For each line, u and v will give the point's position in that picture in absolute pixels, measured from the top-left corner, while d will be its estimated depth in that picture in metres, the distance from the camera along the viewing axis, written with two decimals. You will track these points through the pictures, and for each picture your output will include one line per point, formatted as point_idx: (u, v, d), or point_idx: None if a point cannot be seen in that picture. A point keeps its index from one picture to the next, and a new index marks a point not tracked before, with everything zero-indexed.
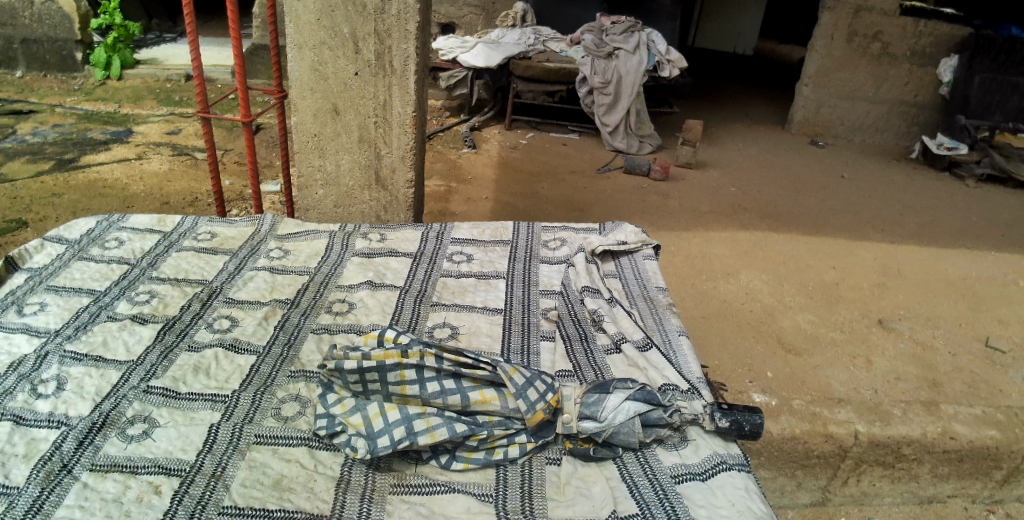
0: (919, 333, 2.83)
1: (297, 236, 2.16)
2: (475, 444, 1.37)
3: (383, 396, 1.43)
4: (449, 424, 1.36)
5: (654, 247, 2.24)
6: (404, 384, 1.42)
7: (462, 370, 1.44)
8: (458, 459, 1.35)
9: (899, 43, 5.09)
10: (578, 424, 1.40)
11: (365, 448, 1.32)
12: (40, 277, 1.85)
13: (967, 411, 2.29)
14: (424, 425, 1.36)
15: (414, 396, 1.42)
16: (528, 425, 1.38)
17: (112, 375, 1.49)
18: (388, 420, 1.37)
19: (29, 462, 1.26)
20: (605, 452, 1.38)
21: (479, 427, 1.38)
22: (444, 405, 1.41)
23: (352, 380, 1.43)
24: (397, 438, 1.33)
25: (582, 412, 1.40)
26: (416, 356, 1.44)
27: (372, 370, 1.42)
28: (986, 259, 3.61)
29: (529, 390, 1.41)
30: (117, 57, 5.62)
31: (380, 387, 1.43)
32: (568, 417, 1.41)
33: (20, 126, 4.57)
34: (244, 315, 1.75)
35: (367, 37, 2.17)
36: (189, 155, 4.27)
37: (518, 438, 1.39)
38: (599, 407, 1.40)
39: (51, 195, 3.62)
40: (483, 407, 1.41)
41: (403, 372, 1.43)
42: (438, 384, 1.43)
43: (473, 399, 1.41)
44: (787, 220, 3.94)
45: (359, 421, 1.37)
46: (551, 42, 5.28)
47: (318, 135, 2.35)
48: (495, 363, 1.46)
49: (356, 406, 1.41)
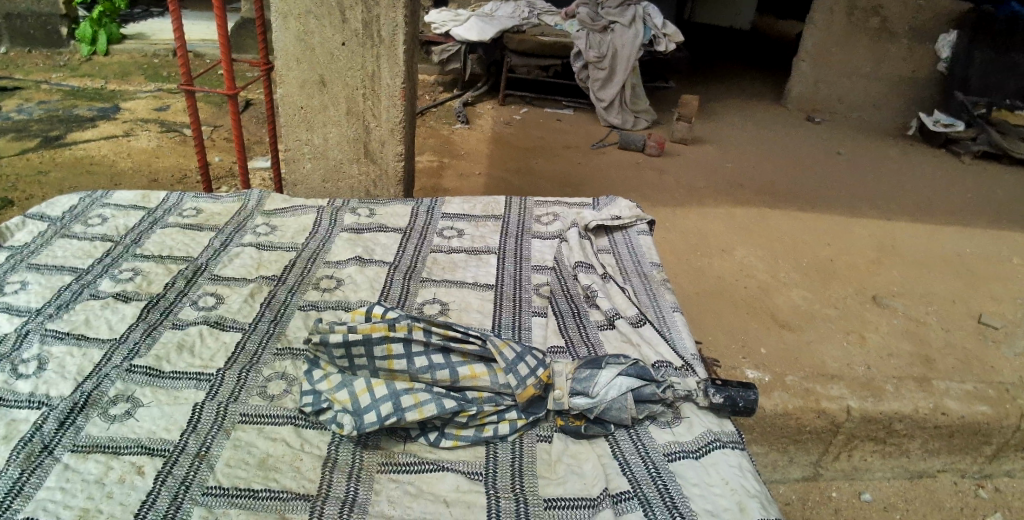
0: (913, 309, 2.82)
1: (284, 212, 2.11)
2: (465, 419, 1.34)
3: (370, 371, 1.40)
4: (437, 400, 1.33)
5: (649, 222, 2.20)
6: (391, 359, 1.40)
7: (451, 344, 1.42)
8: (447, 437, 1.33)
9: (896, 16, 5.01)
10: (570, 400, 1.37)
11: (351, 424, 1.29)
12: (21, 255, 1.80)
13: (959, 387, 2.28)
14: (412, 401, 1.33)
15: (401, 371, 1.39)
16: (519, 400, 1.35)
17: (94, 354, 1.46)
18: (375, 396, 1.34)
19: (8, 444, 1.23)
20: (597, 429, 1.36)
21: (468, 402, 1.35)
22: (433, 381, 1.39)
23: (337, 355, 1.40)
24: (384, 414, 1.30)
25: (574, 388, 1.38)
26: (403, 330, 1.41)
27: (359, 344, 1.39)
28: (981, 235, 3.59)
29: (519, 366, 1.38)
30: (103, 32, 5.49)
31: (367, 362, 1.40)
32: (560, 392, 1.38)
33: (4, 103, 4.47)
34: (229, 292, 1.71)
35: (354, 6, 2.10)
36: (178, 131, 4.19)
37: (508, 414, 1.36)
38: (591, 383, 1.37)
39: (36, 173, 3.55)
40: (472, 383, 1.39)
41: (390, 346, 1.40)
42: (426, 359, 1.40)
43: (462, 374, 1.39)
44: (781, 196, 3.90)
45: (345, 397, 1.34)
46: (545, 16, 5.17)
47: (305, 108, 2.30)
48: (484, 337, 1.44)
49: (342, 382, 1.38)
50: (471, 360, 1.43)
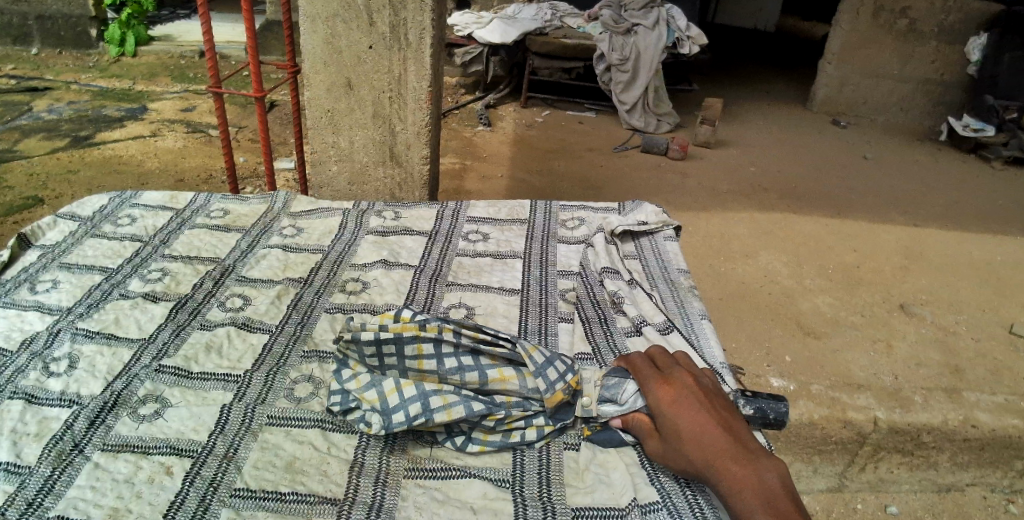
0: (942, 318, 2.76)
1: (310, 214, 2.12)
2: (492, 423, 1.33)
3: (399, 371, 1.40)
4: (466, 403, 1.32)
5: (675, 228, 2.17)
6: (421, 359, 1.39)
7: (481, 346, 1.42)
8: (474, 442, 1.31)
9: (926, 19, 4.91)
10: (598, 407, 1.36)
11: (379, 424, 1.29)
12: (52, 255, 1.83)
13: (989, 399, 2.25)
14: (441, 402, 1.32)
15: (431, 372, 1.39)
16: (548, 405, 1.34)
17: (124, 354, 1.47)
18: (404, 396, 1.33)
19: (40, 441, 1.24)
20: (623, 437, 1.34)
21: (496, 406, 1.34)
22: (462, 383, 1.38)
23: (367, 353, 1.40)
24: (412, 415, 1.29)
25: (602, 396, 1.37)
26: (434, 330, 1.41)
27: (390, 342, 1.39)
28: (1011, 243, 3.50)
29: (548, 370, 1.37)
30: (131, 34, 5.58)
31: (396, 362, 1.40)
32: (587, 400, 1.37)
33: (35, 103, 4.56)
34: (256, 294, 1.72)
35: (381, 8, 2.10)
36: (204, 132, 4.25)
37: (536, 421, 1.35)
38: (619, 390, 1.36)
39: (66, 172, 3.62)
40: (501, 386, 1.38)
41: (420, 345, 1.40)
42: (456, 360, 1.40)
43: (491, 377, 1.38)
44: (807, 200, 3.85)
45: (373, 397, 1.33)
46: (568, 18, 5.19)
47: (332, 111, 2.31)
48: (514, 341, 1.43)
49: (371, 381, 1.37)
50: (501, 363, 1.43)
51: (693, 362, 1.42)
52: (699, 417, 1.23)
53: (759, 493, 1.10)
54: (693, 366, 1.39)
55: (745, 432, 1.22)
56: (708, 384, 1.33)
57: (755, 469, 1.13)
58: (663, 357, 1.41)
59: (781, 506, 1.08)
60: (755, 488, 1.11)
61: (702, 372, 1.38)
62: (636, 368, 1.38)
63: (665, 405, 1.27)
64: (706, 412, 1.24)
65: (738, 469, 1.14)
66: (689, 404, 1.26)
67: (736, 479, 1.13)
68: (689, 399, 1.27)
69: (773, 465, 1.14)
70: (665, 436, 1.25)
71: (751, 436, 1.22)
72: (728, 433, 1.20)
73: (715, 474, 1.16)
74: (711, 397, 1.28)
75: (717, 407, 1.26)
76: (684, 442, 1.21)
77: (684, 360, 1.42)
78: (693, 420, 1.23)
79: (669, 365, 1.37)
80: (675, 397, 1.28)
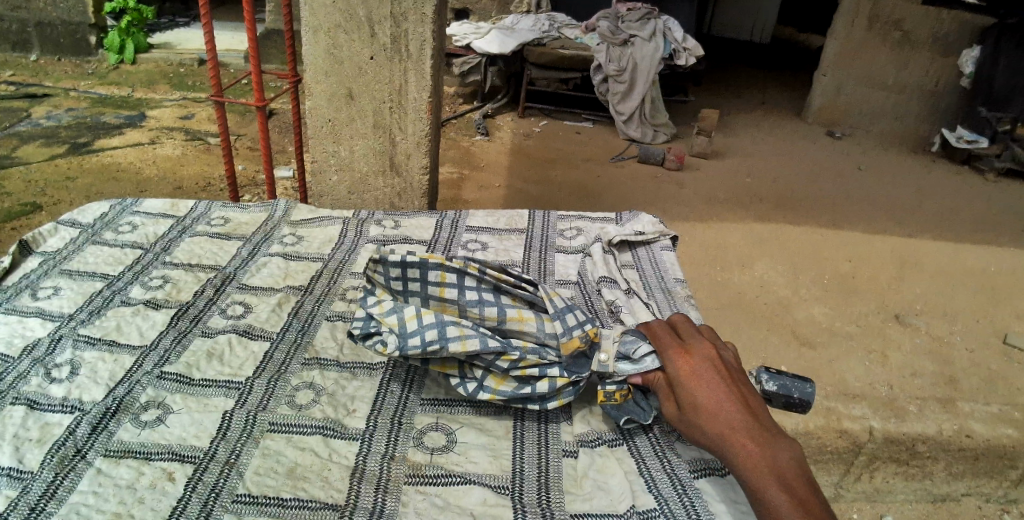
0: (936, 327, 2.79)
1: (311, 222, 2.14)
2: (507, 363, 1.39)
3: (422, 299, 1.53)
4: (482, 337, 1.39)
5: (672, 238, 2.19)
6: (444, 287, 1.52)
7: (504, 285, 1.56)
8: (486, 389, 1.40)
9: (920, 31, 4.97)
10: (614, 364, 1.42)
11: (395, 345, 1.37)
12: (53, 261, 1.84)
13: (984, 409, 2.33)
14: (457, 333, 1.38)
15: (451, 302, 1.52)
16: (563, 350, 1.41)
17: (126, 361, 1.48)
18: (422, 322, 1.39)
19: (43, 447, 1.25)
20: (639, 403, 1.41)
21: (512, 347, 1.41)
22: (481, 317, 1.50)
23: (393, 276, 1.51)
24: (428, 340, 1.36)
25: (619, 353, 1.42)
26: (459, 264, 1.54)
27: (415, 267, 1.50)
28: (1005, 253, 3.55)
29: (567, 316, 1.46)
30: (131, 41, 5.61)
31: (420, 289, 1.53)
32: (605, 356, 1.43)
33: (34, 109, 4.58)
34: (257, 301, 1.73)
35: (383, 20, 2.13)
36: (202, 140, 4.26)
37: (550, 371, 1.41)
38: (634, 346, 1.42)
39: (64, 179, 3.63)
40: (519, 326, 1.48)
41: (443, 274, 1.52)
42: (477, 294, 1.53)
43: (510, 316, 1.49)
44: (802, 211, 3.88)
45: (393, 321, 1.39)
46: (566, 29, 5.25)
47: (333, 120, 2.33)
48: (536, 286, 1.57)
49: (393, 308, 1.42)
50: (520, 305, 1.56)
51: (717, 336, 1.45)
52: (717, 391, 1.26)
53: (773, 470, 1.12)
54: (717, 339, 1.42)
55: (764, 411, 1.24)
56: (730, 359, 1.35)
57: (772, 449, 1.16)
58: (687, 329, 1.44)
59: (794, 485, 1.10)
60: (770, 466, 1.13)
61: (725, 345, 1.41)
62: (657, 337, 1.42)
63: (685, 375, 1.30)
64: (726, 386, 1.27)
65: (753, 446, 1.16)
66: (710, 377, 1.29)
67: (750, 456, 1.16)
68: (710, 372, 1.29)
69: (789, 445, 1.16)
70: (682, 405, 1.28)
71: (769, 416, 1.24)
72: (746, 410, 1.23)
73: (729, 447, 1.18)
74: (731, 371, 1.31)
75: (738, 383, 1.28)
76: (700, 414, 1.24)
77: (710, 333, 1.45)
78: (711, 393, 1.26)
79: (692, 337, 1.40)
80: (695, 369, 1.31)
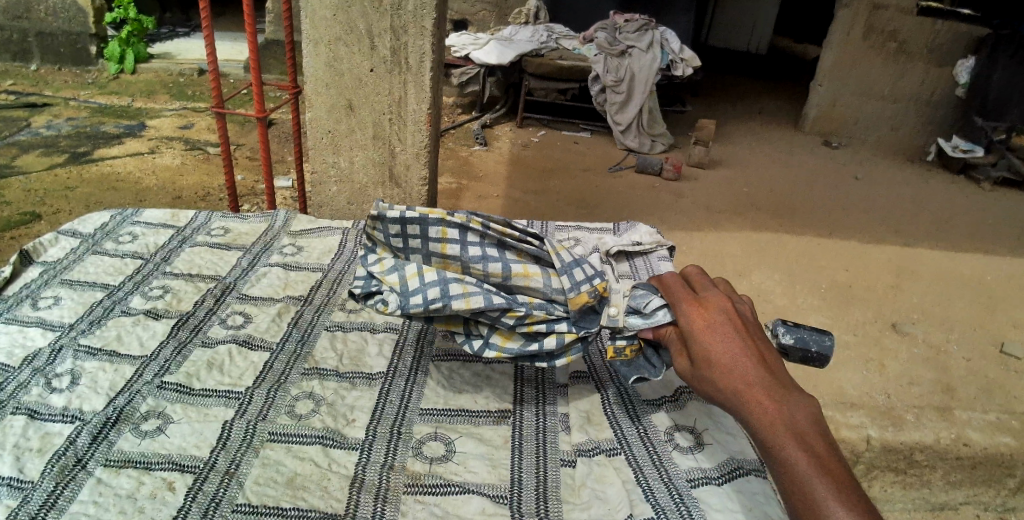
0: (933, 336, 2.81)
1: (310, 232, 2.15)
2: (513, 320, 1.38)
3: (423, 255, 1.46)
4: (486, 295, 1.37)
5: (669, 248, 2.20)
6: (445, 243, 1.45)
7: (508, 241, 1.48)
8: (492, 347, 1.40)
9: (915, 42, 5.01)
10: (625, 319, 1.40)
11: (396, 304, 1.36)
12: (54, 271, 1.85)
13: (981, 417, 2.31)
14: (460, 290, 1.37)
15: (454, 258, 1.45)
16: (572, 306, 1.39)
17: (126, 370, 1.49)
18: (424, 280, 1.38)
19: (43, 457, 1.26)
20: (650, 359, 1.42)
21: (518, 304, 1.39)
22: (485, 274, 1.43)
23: (393, 232, 1.44)
24: (430, 298, 1.35)
25: (629, 307, 1.41)
26: (460, 218, 1.46)
27: (415, 223, 1.43)
28: (1001, 262, 3.57)
29: (575, 271, 1.42)
30: (131, 51, 5.65)
31: (421, 245, 1.45)
32: (615, 310, 1.41)
33: (34, 119, 4.60)
34: (257, 311, 1.74)
35: (383, 33, 2.16)
36: (202, 150, 4.28)
37: (558, 327, 1.40)
38: (645, 300, 1.40)
39: (64, 188, 3.64)
40: (524, 282, 1.43)
41: (445, 230, 1.45)
42: (481, 250, 1.45)
43: (515, 272, 1.43)
44: (799, 220, 3.91)
45: (394, 280, 1.39)
46: (563, 40, 5.29)
47: (332, 132, 2.35)
48: (542, 240, 1.50)
49: (394, 265, 1.42)
50: (526, 260, 1.49)
51: (733, 290, 1.39)
52: (731, 345, 1.21)
53: (789, 426, 1.08)
54: (733, 293, 1.36)
55: (780, 367, 1.19)
56: (746, 313, 1.30)
57: (788, 405, 1.11)
58: (702, 282, 1.38)
59: (810, 442, 1.06)
60: (785, 422, 1.09)
61: (740, 298, 1.35)
62: (670, 291, 1.37)
63: (698, 329, 1.25)
64: (741, 340, 1.22)
65: (769, 402, 1.12)
66: (724, 331, 1.23)
67: (765, 412, 1.11)
68: (725, 326, 1.24)
69: (805, 402, 1.12)
70: (695, 360, 1.23)
71: (785, 371, 1.20)
72: (762, 365, 1.18)
73: (743, 404, 1.14)
74: (746, 325, 1.26)
75: (753, 338, 1.23)
76: (713, 369, 1.20)
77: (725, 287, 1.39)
78: (726, 348, 1.21)
79: (707, 290, 1.34)
80: (709, 323, 1.26)
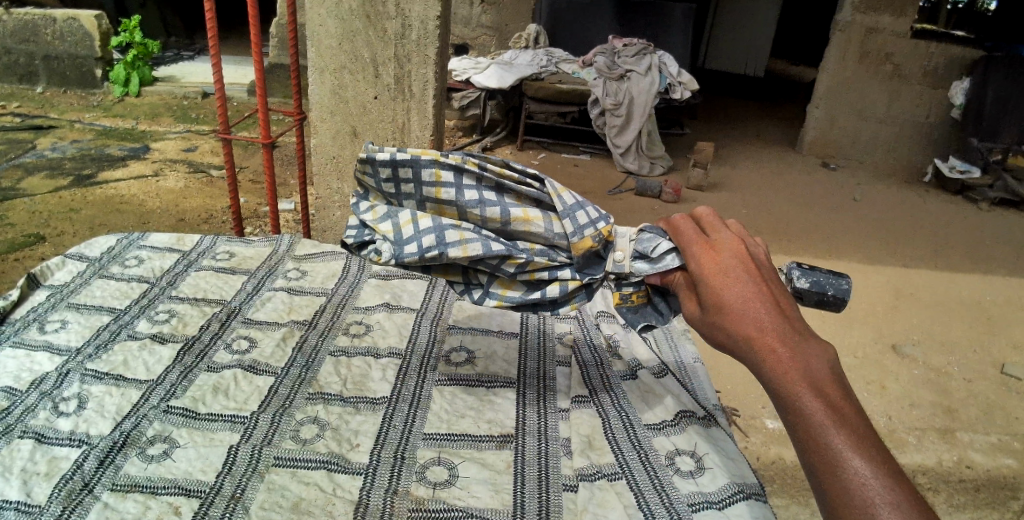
0: (933, 358, 2.82)
1: (314, 257, 2.18)
2: (513, 267, 1.37)
3: (418, 201, 1.43)
4: (483, 242, 1.35)
5: None
6: (440, 187, 1.41)
7: (506, 183, 1.41)
8: (492, 296, 1.42)
9: (909, 65, 5.09)
10: (631, 264, 1.27)
11: (389, 254, 1.37)
12: (61, 295, 1.88)
13: (983, 439, 2.37)
14: (457, 238, 1.36)
15: (450, 203, 1.41)
16: (573, 251, 1.33)
17: (133, 395, 1.51)
18: (418, 228, 1.38)
19: (51, 481, 1.27)
20: (657, 306, 1.31)
21: (518, 251, 1.36)
22: (483, 219, 1.40)
23: (384, 177, 1.42)
24: (424, 247, 1.35)
25: (636, 252, 1.26)
26: (455, 159, 1.41)
27: (407, 167, 1.41)
28: (1000, 283, 3.59)
29: (578, 214, 1.35)
30: (135, 75, 5.74)
31: (414, 191, 1.42)
32: (620, 255, 1.29)
33: (40, 141, 4.65)
34: (261, 336, 1.76)
35: (387, 62, 2.21)
36: (205, 172, 4.33)
37: (561, 274, 1.37)
38: (652, 244, 1.22)
39: (69, 210, 3.68)
40: (525, 227, 1.38)
41: (438, 173, 1.41)
42: (477, 194, 1.40)
43: (514, 216, 1.38)
44: (798, 241, 3.94)
45: (387, 228, 1.40)
46: (563, 64, 5.37)
47: (337, 157, 2.39)
48: (542, 181, 1.41)
49: (388, 214, 1.42)
50: (526, 203, 1.42)
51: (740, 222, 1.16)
52: (745, 287, 0.99)
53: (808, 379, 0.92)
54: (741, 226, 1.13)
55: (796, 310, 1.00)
56: (758, 251, 1.08)
57: (806, 355, 0.94)
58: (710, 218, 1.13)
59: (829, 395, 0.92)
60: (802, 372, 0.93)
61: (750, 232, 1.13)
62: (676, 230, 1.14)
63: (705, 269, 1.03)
64: (756, 281, 1.00)
65: (786, 352, 0.94)
66: (737, 271, 1.01)
67: (781, 363, 0.94)
68: (737, 265, 1.02)
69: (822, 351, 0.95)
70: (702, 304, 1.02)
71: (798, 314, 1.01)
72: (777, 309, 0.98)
73: (756, 354, 0.95)
74: (759, 263, 1.05)
75: (767, 277, 1.02)
76: (723, 315, 0.98)
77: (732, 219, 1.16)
78: (739, 291, 0.99)
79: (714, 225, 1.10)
80: (719, 263, 1.03)
